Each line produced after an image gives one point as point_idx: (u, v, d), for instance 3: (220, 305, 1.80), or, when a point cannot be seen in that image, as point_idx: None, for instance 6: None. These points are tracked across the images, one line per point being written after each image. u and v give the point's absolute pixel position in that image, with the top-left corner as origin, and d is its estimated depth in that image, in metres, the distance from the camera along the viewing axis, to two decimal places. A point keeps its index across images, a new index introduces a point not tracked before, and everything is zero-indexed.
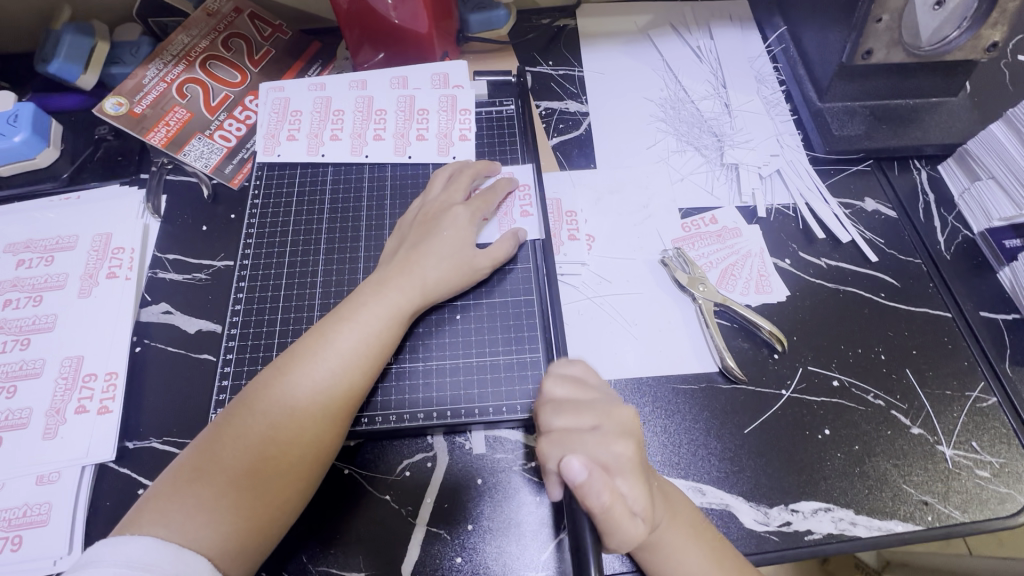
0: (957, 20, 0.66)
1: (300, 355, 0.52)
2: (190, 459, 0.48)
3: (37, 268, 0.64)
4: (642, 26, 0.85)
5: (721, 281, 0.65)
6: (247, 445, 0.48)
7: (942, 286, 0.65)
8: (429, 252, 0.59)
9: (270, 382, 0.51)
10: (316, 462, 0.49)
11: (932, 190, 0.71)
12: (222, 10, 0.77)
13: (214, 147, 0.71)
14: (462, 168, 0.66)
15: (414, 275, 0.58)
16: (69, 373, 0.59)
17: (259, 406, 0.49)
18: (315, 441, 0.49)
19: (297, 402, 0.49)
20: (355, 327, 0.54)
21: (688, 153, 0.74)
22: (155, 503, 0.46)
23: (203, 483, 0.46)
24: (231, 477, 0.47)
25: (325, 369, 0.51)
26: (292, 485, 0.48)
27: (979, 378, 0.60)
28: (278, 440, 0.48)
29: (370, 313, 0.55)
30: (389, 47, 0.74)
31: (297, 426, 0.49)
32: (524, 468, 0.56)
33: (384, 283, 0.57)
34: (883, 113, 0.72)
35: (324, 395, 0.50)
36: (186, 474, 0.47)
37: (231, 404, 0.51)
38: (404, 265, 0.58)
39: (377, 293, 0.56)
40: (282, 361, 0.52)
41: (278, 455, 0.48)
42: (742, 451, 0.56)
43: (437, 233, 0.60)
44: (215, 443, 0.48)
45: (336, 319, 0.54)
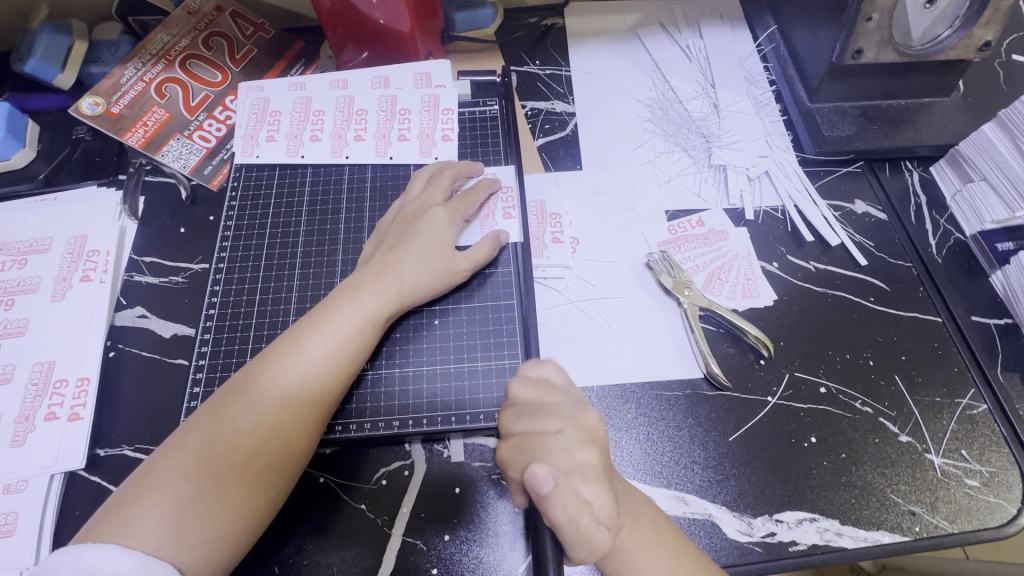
0: (948, 19, 0.64)
1: (271, 360, 0.51)
2: (153, 468, 0.46)
3: (10, 271, 0.63)
4: (631, 25, 0.83)
5: (707, 285, 0.63)
6: (215, 452, 0.47)
7: (933, 290, 0.63)
8: (407, 255, 0.58)
9: (241, 389, 0.50)
10: (289, 468, 0.49)
11: (924, 192, 0.70)
12: (203, 8, 0.76)
13: (193, 148, 0.70)
14: (437, 170, 0.65)
15: (390, 279, 0.56)
16: (40, 379, 0.57)
17: (229, 413, 0.48)
18: (288, 448, 0.49)
19: (269, 409, 0.49)
20: (328, 332, 0.53)
21: (675, 154, 0.73)
22: (115, 516, 0.44)
23: (167, 492, 0.45)
24: (198, 486, 0.45)
25: (297, 375, 0.50)
26: (263, 493, 0.47)
27: (969, 384, 0.58)
28: (249, 447, 0.47)
29: (345, 316, 0.54)
30: (372, 46, 0.73)
31: (269, 433, 0.48)
32: (502, 477, 0.54)
33: (359, 286, 0.56)
34: (874, 113, 0.71)
35: (296, 401, 0.50)
36: (149, 483, 0.45)
37: (198, 411, 0.50)
38: (381, 269, 0.57)
39: (351, 297, 0.55)
40: (253, 368, 0.51)
41: (248, 462, 0.47)
42: (726, 459, 0.55)
43: (415, 235, 0.59)
44: (180, 452, 0.47)
45: (308, 323, 0.53)
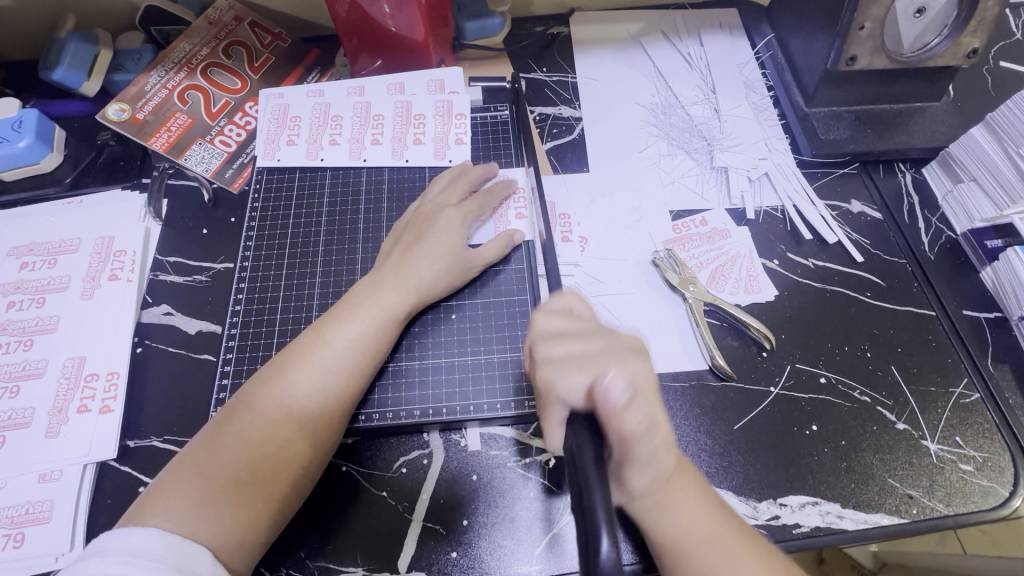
0: (937, 28, 0.68)
1: (297, 355, 0.54)
2: (186, 458, 0.49)
3: (40, 270, 0.65)
4: (634, 33, 0.86)
5: (711, 281, 0.66)
6: (243, 443, 0.49)
7: (926, 286, 0.66)
8: (424, 252, 0.61)
9: (269, 383, 0.52)
10: (314, 460, 0.51)
11: (917, 192, 0.73)
12: (223, 18, 0.79)
13: (214, 152, 0.73)
14: (473, 171, 0.68)
15: (408, 276, 0.59)
16: (71, 373, 0.60)
17: (257, 406, 0.51)
18: (312, 439, 0.51)
19: (296, 402, 0.51)
20: (351, 327, 0.55)
21: (678, 157, 0.76)
22: (150, 502, 0.46)
23: (198, 480, 0.47)
24: (227, 474, 0.48)
25: (322, 369, 0.53)
26: (288, 482, 0.50)
27: (962, 375, 0.61)
28: (278, 437, 0.50)
29: (366, 313, 0.56)
30: (386, 54, 0.76)
31: (296, 424, 0.50)
32: (518, 464, 0.57)
33: (379, 284, 0.59)
34: (868, 117, 0.74)
35: (321, 394, 0.52)
36: (182, 472, 0.48)
37: (229, 404, 0.52)
38: (398, 267, 0.60)
39: (371, 294, 0.58)
40: (279, 362, 0.54)
41: (275, 452, 0.49)
42: (731, 446, 0.57)
43: (430, 234, 0.62)
44: (214, 443, 0.49)
45: (331, 319, 0.56)
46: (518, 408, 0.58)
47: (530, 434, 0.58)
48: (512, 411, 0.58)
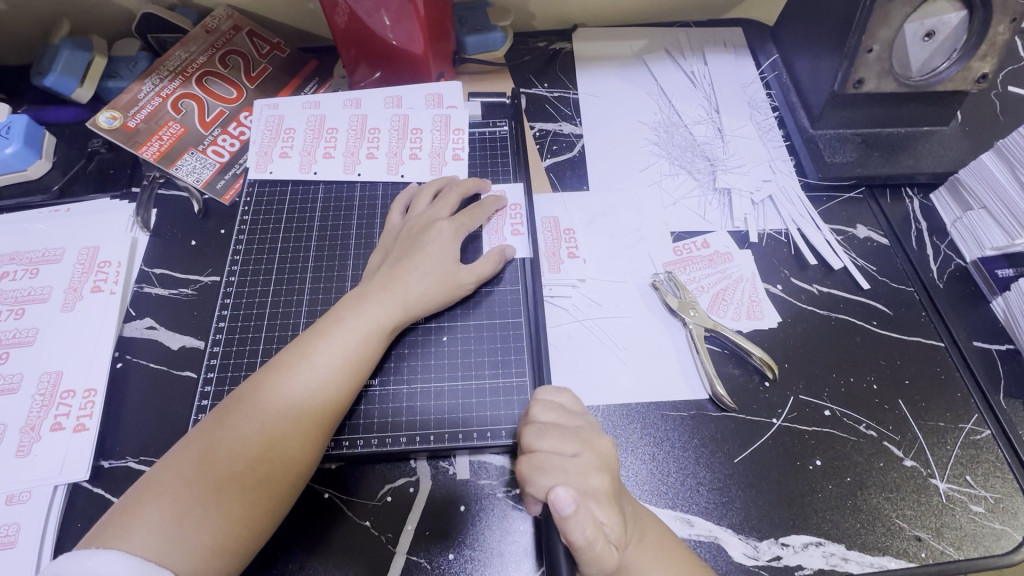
0: (947, 51, 0.67)
1: (276, 369, 0.51)
2: (156, 476, 0.46)
3: (21, 280, 0.63)
4: (637, 51, 0.86)
5: (712, 306, 0.64)
6: (216, 462, 0.47)
7: (935, 315, 0.64)
8: (411, 269, 0.58)
9: (247, 397, 0.50)
10: (289, 480, 0.48)
11: (924, 218, 0.71)
12: (221, 27, 0.78)
13: (206, 162, 0.72)
14: (461, 184, 0.66)
15: (397, 290, 0.57)
16: (46, 390, 0.57)
17: (234, 421, 0.49)
18: (288, 457, 0.48)
19: (271, 417, 0.49)
20: (336, 340, 0.53)
21: (681, 177, 0.74)
22: (118, 521, 0.44)
23: (166, 500, 0.44)
24: (196, 496, 0.45)
25: (301, 383, 0.51)
26: (261, 504, 0.47)
27: (973, 410, 0.59)
28: (259, 451, 0.47)
29: (349, 326, 0.54)
30: (385, 66, 0.76)
31: (277, 438, 0.48)
32: (508, 494, 0.54)
33: (365, 298, 0.57)
34: (874, 140, 0.73)
35: (298, 411, 0.50)
36: (151, 491, 0.45)
37: (210, 416, 0.50)
38: (387, 281, 0.58)
39: (358, 308, 0.56)
40: (258, 377, 0.51)
41: (248, 471, 0.47)
42: (731, 481, 0.55)
43: (421, 248, 0.60)
44: (193, 456, 0.47)
45: (313, 335, 0.54)
46: (509, 436, 0.56)
47: None
48: (502, 440, 0.56)
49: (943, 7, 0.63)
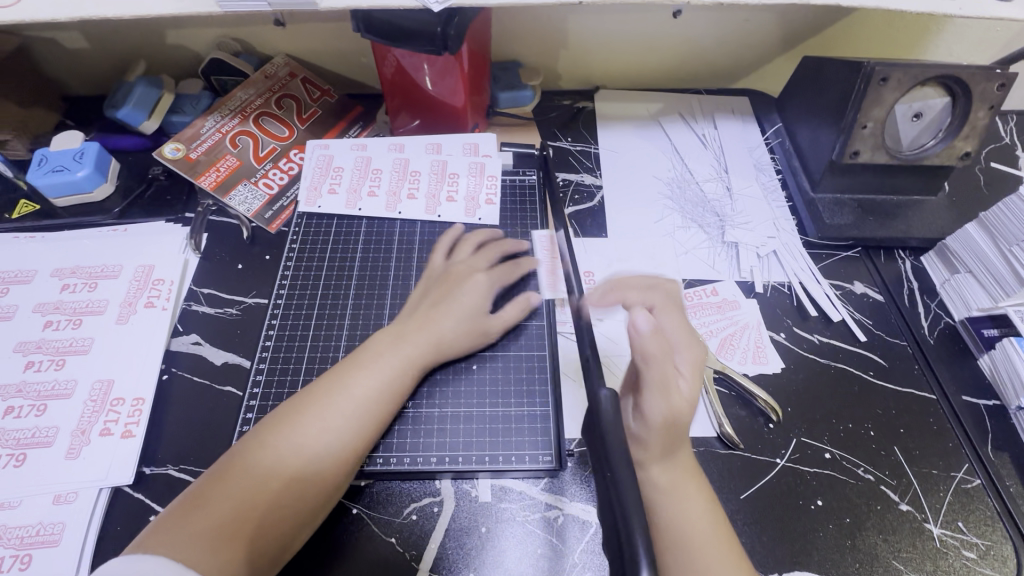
0: (933, 131, 0.75)
1: (320, 392, 0.56)
2: (202, 484, 0.50)
3: (80, 293, 0.68)
4: (653, 113, 0.94)
5: (721, 349, 0.69)
6: (255, 478, 0.50)
7: (927, 369, 0.69)
8: (447, 314, 0.63)
9: (291, 416, 0.54)
10: (319, 499, 0.52)
11: (916, 279, 0.77)
12: (278, 73, 0.86)
13: (257, 194, 0.78)
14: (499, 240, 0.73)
15: (432, 329, 0.61)
16: (98, 396, 0.61)
17: (273, 440, 0.52)
18: (321, 477, 0.52)
19: (310, 438, 0.53)
20: (376, 369, 0.58)
21: (692, 230, 0.81)
22: (161, 529, 0.46)
23: (210, 510, 0.47)
24: (240, 504, 0.48)
25: (339, 408, 0.55)
26: (292, 521, 0.50)
27: (963, 460, 0.63)
28: (296, 470, 0.51)
29: (390, 358, 0.59)
30: (424, 115, 0.84)
31: (312, 459, 0.52)
32: (527, 519, 0.57)
33: (403, 334, 0.61)
34: (870, 205, 0.80)
35: (338, 431, 0.54)
36: (195, 500, 0.48)
37: (251, 433, 0.53)
38: (424, 321, 0.62)
39: (396, 342, 0.60)
40: (299, 400, 0.55)
41: (286, 487, 0.50)
42: (737, 516, 0.58)
43: (457, 295, 0.64)
44: (233, 471, 0.50)
45: (353, 364, 0.58)
46: (531, 462, 0.59)
47: (540, 489, 0.59)
48: (525, 464, 0.59)
49: (928, 94, 0.73)
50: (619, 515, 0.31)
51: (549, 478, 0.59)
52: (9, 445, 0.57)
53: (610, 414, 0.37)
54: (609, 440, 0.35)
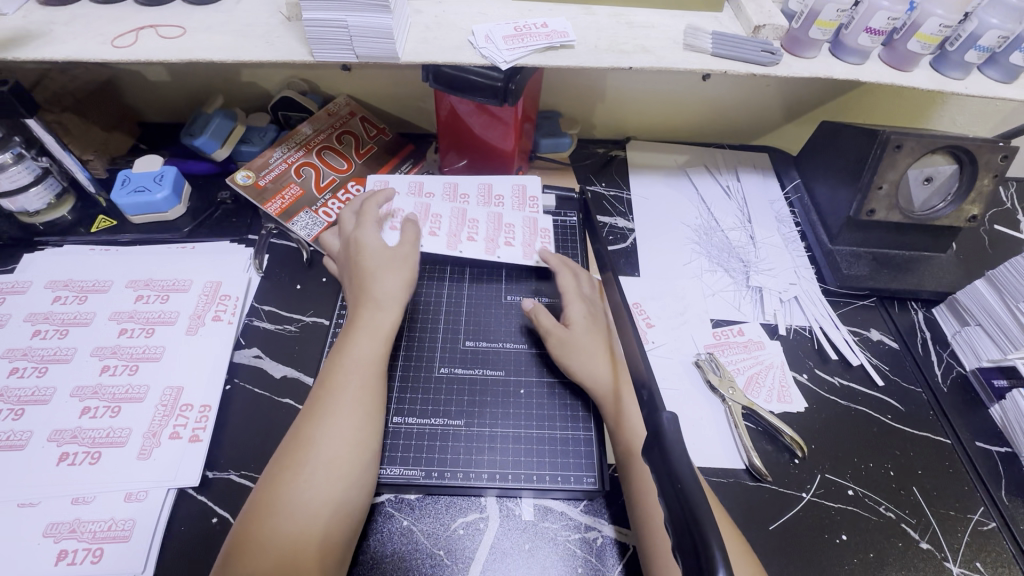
0: (942, 194, 0.82)
1: (311, 413, 0.58)
2: (243, 523, 0.52)
3: (153, 304, 0.73)
4: (680, 164, 1.02)
5: (748, 386, 0.73)
6: (290, 500, 0.53)
7: (941, 415, 0.73)
8: (376, 273, 0.69)
9: (296, 447, 0.56)
10: (354, 499, 0.56)
11: (928, 329, 0.82)
12: (340, 111, 0.94)
13: (317, 221, 0.84)
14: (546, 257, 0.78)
15: (370, 296, 0.67)
16: (168, 402, 0.65)
17: (293, 458, 0.55)
18: (347, 479, 0.55)
19: (325, 447, 0.56)
20: (350, 367, 0.62)
21: (718, 273, 0.86)
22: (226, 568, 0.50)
23: (262, 539, 0.51)
24: (291, 538, 0.51)
25: (341, 411, 0.58)
26: (337, 526, 0.53)
27: (978, 502, 0.66)
28: (323, 481, 0.54)
29: (361, 341, 0.64)
30: (473, 156, 0.91)
31: (334, 464, 0.55)
32: (569, 538, 0.60)
33: (354, 318, 0.66)
34: (884, 259, 0.85)
35: (345, 432, 0.57)
36: (244, 536, 0.51)
37: (273, 459, 0.57)
38: (360, 295, 0.68)
39: (353, 331, 0.65)
40: (300, 418, 0.59)
41: (319, 497, 0.53)
42: (766, 545, 0.62)
43: (359, 258, 0.70)
44: (268, 499, 0.53)
45: (329, 366, 0.63)
46: (576, 483, 0.63)
47: (581, 511, 0.62)
48: (570, 485, 0.62)
49: (938, 160, 0.79)
50: (690, 510, 0.36)
51: (588, 500, 0.63)
52: (84, 443, 0.61)
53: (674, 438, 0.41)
54: (673, 450, 0.40)
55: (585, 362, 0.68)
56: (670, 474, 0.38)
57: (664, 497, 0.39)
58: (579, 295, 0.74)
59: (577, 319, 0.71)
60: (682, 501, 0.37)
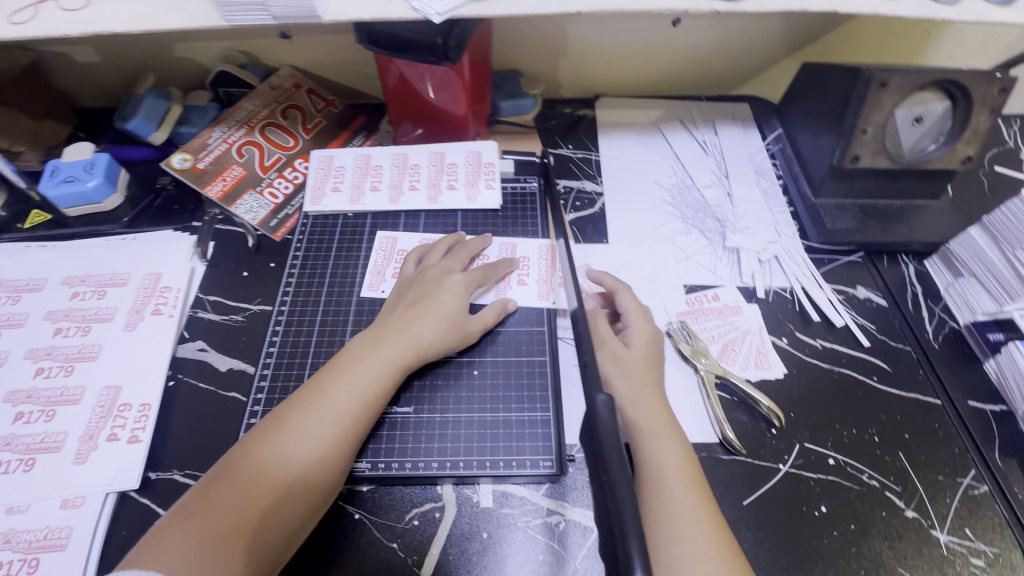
0: (935, 135, 0.75)
1: (289, 410, 0.56)
2: (187, 503, 0.50)
3: (89, 300, 0.69)
4: (654, 120, 0.95)
5: (722, 354, 0.69)
6: (241, 489, 0.51)
7: (932, 374, 0.68)
8: (426, 312, 0.63)
9: (264, 439, 0.54)
10: (303, 502, 0.52)
11: (920, 283, 0.76)
12: (284, 85, 0.88)
13: (262, 202, 0.79)
14: (597, 278, 0.71)
15: (410, 334, 0.61)
16: (105, 402, 0.62)
17: (259, 449, 0.53)
18: (304, 483, 0.53)
19: (294, 445, 0.53)
20: (349, 383, 0.57)
21: (693, 235, 0.81)
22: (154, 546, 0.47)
23: (196, 524, 0.48)
24: (228, 528, 0.48)
25: (321, 416, 0.55)
26: (278, 527, 0.50)
27: (970, 466, 0.62)
28: (278, 479, 0.52)
29: (372, 360, 0.59)
30: (428, 125, 0.85)
31: (299, 462, 0.53)
32: (529, 524, 0.57)
33: (382, 338, 0.61)
34: (872, 210, 0.79)
35: (319, 437, 0.54)
36: (184, 514, 0.49)
37: (241, 442, 0.55)
38: (401, 323, 0.62)
39: (375, 347, 0.60)
40: (281, 410, 0.56)
41: (270, 493, 0.51)
42: (740, 522, 0.58)
43: (434, 295, 0.64)
44: (219, 484, 0.51)
45: (331, 372, 0.58)
46: (533, 467, 0.59)
47: (542, 495, 0.59)
48: (527, 469, 0.59)
49: (928, 98, 0.72)
50: (612, 503, 0.34)
51: (550, 483, 0.59)
52: (18, 450, 0.58)
53: (607, 423, 0.39)
54: (607, 443, 0.37)
55: (629, 391, 0.60)
56: (601, 465, 0.37)
57: (594, 488, 0.36)
58: (641, 313, 0.67)
59: (637, 339, 0.65)
60: (606, 493, 0.35)
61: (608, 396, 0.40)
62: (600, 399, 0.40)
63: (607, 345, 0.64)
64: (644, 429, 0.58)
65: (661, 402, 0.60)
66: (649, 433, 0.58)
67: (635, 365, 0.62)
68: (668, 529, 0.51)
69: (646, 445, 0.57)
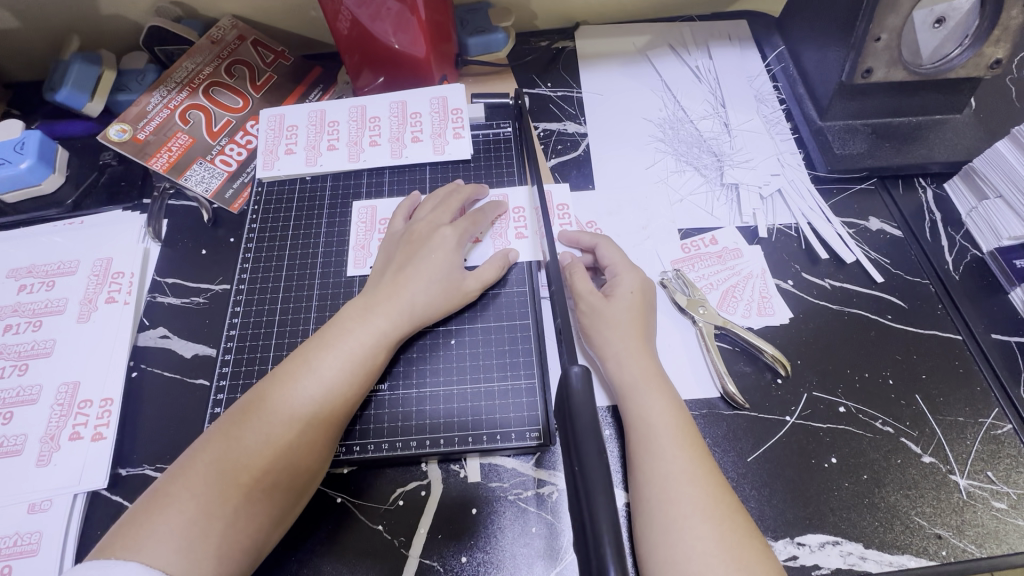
0: (959, 37, 0.65)
1: (274, 385, 0.51)
2: (164, 486, 0.46)
3: (38, 293, 0.65)
4: (640, 47, 0.85)
5: (722, 303, 0.64)
6: (224, 472, 0.46)
7: (952, 309, 0.63)
8: (417, 275, 0.58)
9: (246, 419, 0.49)
10: (292, 488, 0.48)
11: (939, 209, 0.69)
12: (226, 37, 0.79)
13: (214, 172, 0.72)
14: (577, 232, 0.65)
15: (402, 300, 0.56)
16: (65, 400, 0.58)
17: (242, 429, 0.48)
18: (292, 467, 0.48)
19: (280, 425, 0.48)
20: (336, 359, 0.52)
21: (687, 173, 0.74)
22: (130, 531, 0.43)
23: (175, 508, 0.44)
24: (208, 514, 0.44)
25: (309, 396, 0.50)
26: (264, 514, 0.47)
27: (993, 404, 0.57)
28: (261, 463, 0.47)
29: (360, 333, 0.54)
30: (388, 71, 0.76)
31: (286, 444, 0.48)
32: (520, 496, 0.54)
33: (371, 307, 0.56)
34: (885, 131, 0.71)
35: (308, 417, 0.49)
36: (160, 499, 0.45)
37: (222, 421, 0.50)
38: (391, 289, 0.57)
39: (363, 318, 0.55)
40: (263, 387, 0.51)
41: (254, 478, 0.46)
42: (745, 480, 0.55)
43: (424, 255, 0.59)
44: (198, 465, 0.46)
45: (317, 344, 0.53)
46: (520, 439, 0.56)
47: (532, 465, 0.55)
48: (513, 442, 0.56)
49: None
50: (583, 499, 0.35)
51: (539, 453, 0.56)
52: None
53: (581, 394, 0.39)
54: (579, 433, 0.37)
55: (613, 347, 0.56)
56: (573, 456, 0.37)
57: (566, 460, 0.38)
58: (630, 265, 0.62)
59: (623, 290, 0.59)
60: (579, 491, 0.35)
61: (582, 370, 0.40)
62: (575, 372, 0.40)
63: (587, 299, 0.59)
64: (628, 383, 0.54)
65: (648, 355, 0.56)
66: (635, 387, 0.54)
67: (622, 319, 0.58)
68: (660, 494, 0.47)
69: (631, 402, 0.53)
